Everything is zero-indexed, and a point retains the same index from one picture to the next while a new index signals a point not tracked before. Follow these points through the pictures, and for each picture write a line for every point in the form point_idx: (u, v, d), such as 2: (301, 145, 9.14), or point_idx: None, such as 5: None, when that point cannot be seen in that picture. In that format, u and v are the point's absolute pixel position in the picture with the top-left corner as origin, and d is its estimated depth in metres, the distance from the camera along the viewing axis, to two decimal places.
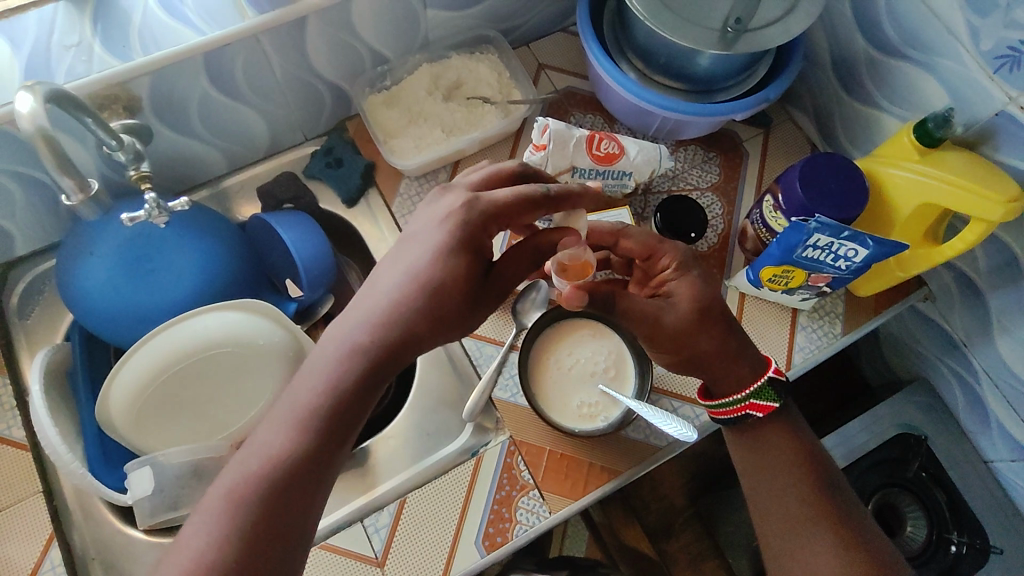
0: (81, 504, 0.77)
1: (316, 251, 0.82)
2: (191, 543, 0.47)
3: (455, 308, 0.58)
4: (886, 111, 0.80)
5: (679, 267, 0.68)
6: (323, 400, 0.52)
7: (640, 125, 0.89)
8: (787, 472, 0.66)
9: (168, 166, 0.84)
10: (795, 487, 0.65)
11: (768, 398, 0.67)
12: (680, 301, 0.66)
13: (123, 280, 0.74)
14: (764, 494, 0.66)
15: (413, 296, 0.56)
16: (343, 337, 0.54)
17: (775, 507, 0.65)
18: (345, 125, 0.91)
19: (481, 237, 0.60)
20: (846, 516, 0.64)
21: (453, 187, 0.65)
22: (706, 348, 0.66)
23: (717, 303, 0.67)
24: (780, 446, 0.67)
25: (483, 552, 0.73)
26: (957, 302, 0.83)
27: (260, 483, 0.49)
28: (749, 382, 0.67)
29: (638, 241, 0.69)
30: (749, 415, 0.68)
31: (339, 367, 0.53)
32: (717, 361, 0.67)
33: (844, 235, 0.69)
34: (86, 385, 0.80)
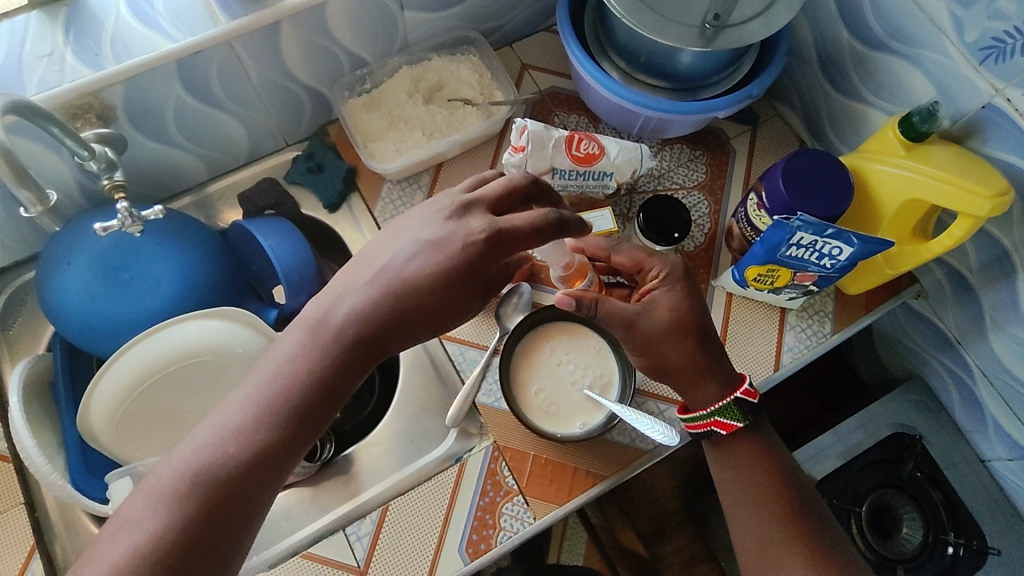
0: (63, 516, 0.76)
1: (297, 257, 0.81)
2: (138, 523, 0.48)
3: (431, 325, 0.58)
4: (872, 105, 0.79)
5: (666, 278, 0.68)
6: (279, 389, 0.53)
7: (624, 125, 0.88)
8: (758, 489, 0.65)
9: (148, 174, 0.83)
10: (765, 490, 0.65)
11: (733, 417, 0.66)
12: (657, 308, 0.67)
13: (100, 288, 0.74)
14: (737, 512, 0.66)
15: (388, 295, 0.56)
16: (310, 346, 0.55)
17: (747, 525, 0.65)
18: (326, 130, 0.91)
19: (480, 264, 0.58)
20: (818, 530, 0.64)
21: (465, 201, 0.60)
22: (676, 359, 0.66)
23: (701, 321, 0.67)
24: (751, 463, 0.66)
25: (467, 560, 0.72)
26: (949, 299, 0.82)
27: (209, 470, 0.50)
28: (715, 400, 0.67)
29: (628, 255, 0.70)
30: (714, 431, 0.67)
31: (297, 360, 0.54)
32: (686, 376, 0.67)
33: (827, 233, 0.67)
34: (68, 395, 0.80)
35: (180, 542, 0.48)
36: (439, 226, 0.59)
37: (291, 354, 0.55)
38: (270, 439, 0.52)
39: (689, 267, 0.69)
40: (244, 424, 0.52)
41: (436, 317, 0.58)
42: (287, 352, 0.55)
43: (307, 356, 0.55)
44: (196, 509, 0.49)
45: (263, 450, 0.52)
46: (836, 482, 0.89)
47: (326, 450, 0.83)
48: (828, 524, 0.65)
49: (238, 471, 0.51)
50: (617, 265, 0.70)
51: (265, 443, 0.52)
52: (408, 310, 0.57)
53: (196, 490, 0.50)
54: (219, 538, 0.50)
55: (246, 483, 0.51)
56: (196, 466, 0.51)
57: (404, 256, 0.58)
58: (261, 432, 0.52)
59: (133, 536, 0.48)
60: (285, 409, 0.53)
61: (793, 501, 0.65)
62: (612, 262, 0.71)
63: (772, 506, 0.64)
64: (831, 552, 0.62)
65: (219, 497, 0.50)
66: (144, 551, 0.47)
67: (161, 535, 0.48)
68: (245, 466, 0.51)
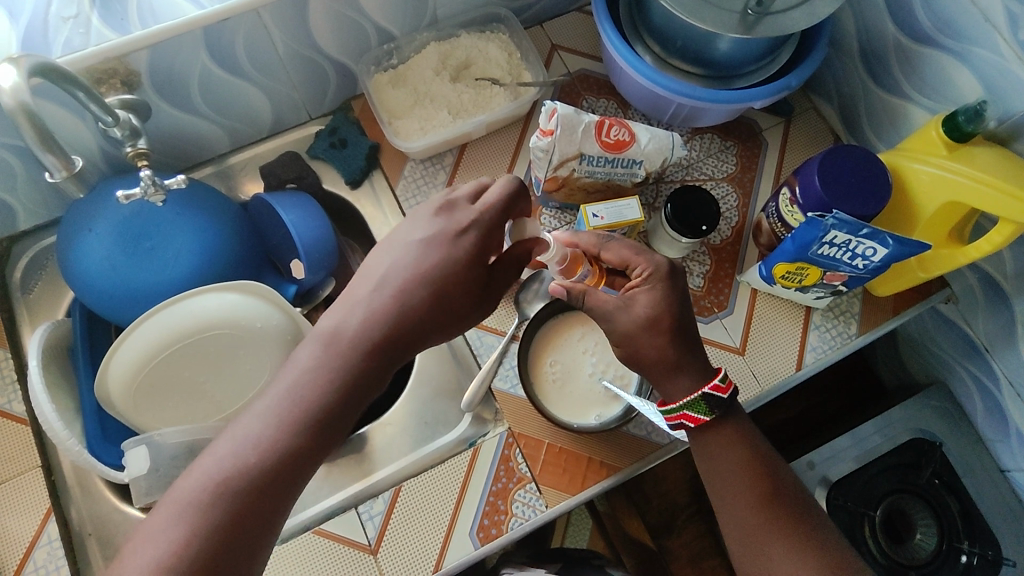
0: (79, 480, 0.77)
1: (318, 234, 0.80)
2: (163, 535, 0.48)
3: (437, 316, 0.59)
4: (913, 101, 0.76)
5: (651, 278, 0.63)
6: (295, 399, 0.53)
7: (654, 111, 0.86)
8: (739, 476, 0.62)
9: (170, 142, 0.82)
10: (754, 489, 0.62)
11: (701, 411, 0.63)
12: (636, 305, 0.62)
13: (120, 257, 0.73)
14: (719, 498, 0.64)
15: (400, 302, 0.57)
16: (328, 343, 0.55)
17: (729, 512, 0.62)
18: (350, 105, 0.89)
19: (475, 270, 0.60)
20: (801, 516, 0.62)
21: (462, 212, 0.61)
22: (649, 350, 0.62)
23: (681, 315, 0.63)
24: (733, 448, 0.63)
25: (477, 544, 0.72)
26: (981, 304, 0.80)
27: (231, 480, 0.50)
28: (683, 394, 0.63)
29: (616, 252, 0.64)
30: (683, 425, 0.64)
31: (311, 370, 0.54)
32: (654, 371, 0.64)
33: (863, 233, 0.66)
34: (87, 360, 0.80)
35: (204, 554, 0.48)
36: (438, 235, 0.60)
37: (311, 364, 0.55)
38: (284, 447, 0.52)
39: (677, 268, 0.64)
40: (266, 439, 0.52)
41: (440, 320, 0.59)
42: (306, 362, 0.55)
43: (320, 367, 0.54)
44: (217, 525, 0.49)
45: (275, 458, 0.52)
46: (851, 483, 0.87)
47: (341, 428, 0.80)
48: (818, 516, 0.63)
49: (255, 480, 0.51)
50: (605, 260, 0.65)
51: (277, 454, 0.52)
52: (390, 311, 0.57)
53: (218, 499, 0.49)
54: (237, 552, 0.49)
55: (269, 494, 0.51)
56: (221, 477, 0.50)
57: (407, 260, 0.59)
58: (277, 443, 0.52)
59: (160, 547, 0.48)
60: (308, 419, 0.53)
61: (778, 489, 0.62)
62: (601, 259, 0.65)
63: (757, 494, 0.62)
64: (818, 540, 0.61)
65: (244, 503, 0.50)
66: (169, 562, 0.47)
67: (184, 548, 0.48)
68: (259, 473, 0.51)
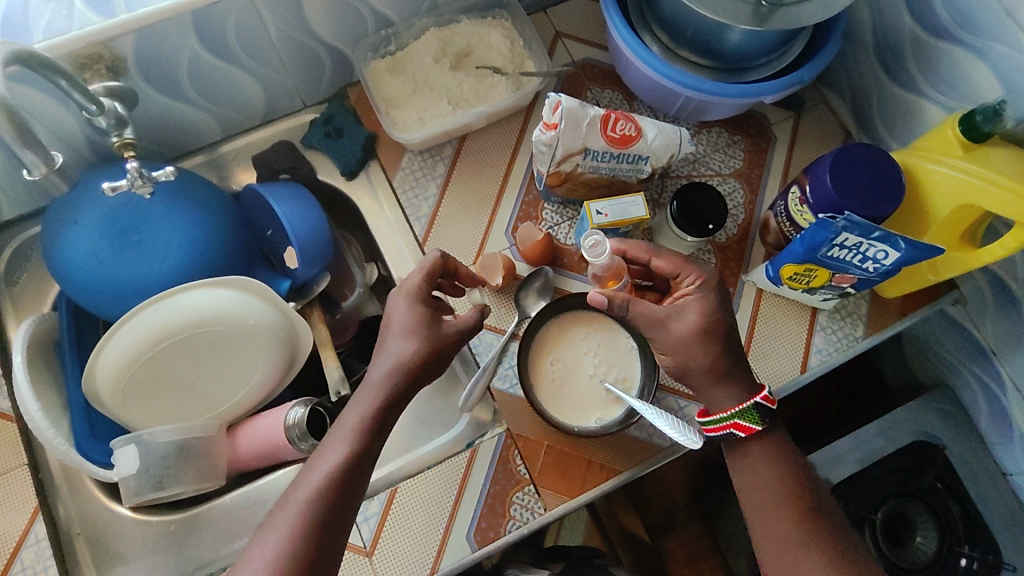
0: (68, 478, 0.75)
1: (313, 226, 0.78)
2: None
3: (445, 352, 0.62)
4: (927, 98, 0.74)
5: (701, 285, 0.64)
6: (370, 416, 0.58)
7: (661, 104, 0.84)
8: (776, 490, 0.60)
9: (159, 130, 0.79)
10: (790, 503, 0.60)
11: (753, 421, 0.61)
12: (687, 313, 0.63)
13: (108, 250, 0.71)
14: (753, 511, 0.62)
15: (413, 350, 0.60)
16: (372, 387, 0.59)
17: (763, 524, 0.61)
18: (346, 93, 0.86)
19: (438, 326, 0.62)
20: (835, 531, 0.59)
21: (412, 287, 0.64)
22: (700, 363, 0.62)
23: (727, 326, 0.63)
24: (768, 463, 0.61)
25: (474, 547, 0.71)
26: (990, 308, 0.78)
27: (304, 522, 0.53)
28: (732, 404, 0.62)
29: (668, 258, 0.65)
30: (732, 434, 0.62)
31: (382, 387, 0.59)
32: (707, 378, 0.63)
33: (874, 235, 0.64)
34: (74, 354, 0.77)
35: None
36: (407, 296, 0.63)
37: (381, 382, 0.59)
38: (363, 460, 0.57)
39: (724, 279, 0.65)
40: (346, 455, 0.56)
41: (437, 362, 0.62)
42: (375, 380, 0.59)
43: (390, 386, 0.59)
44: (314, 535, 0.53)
45: (356, 472, 0.56)
46: (852, 487, 0.86)
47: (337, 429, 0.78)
48: (845, 527, 0.60)
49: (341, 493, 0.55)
50: (655, 268, 0.66)
51: (357, 466, 0.56)
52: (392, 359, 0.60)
53: (312, 510, 0.53)
54: (331, 558, 0.54)
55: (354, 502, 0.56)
56: (311, 492, 0.54)
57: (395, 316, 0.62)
58: (352, 458, 0.56)
59: None
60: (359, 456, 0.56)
61: (804, 500, 0.60)
62: (651, 265, 0.66)
63: (777, 505, 0.60)
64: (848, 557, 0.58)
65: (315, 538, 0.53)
66: None
67: None
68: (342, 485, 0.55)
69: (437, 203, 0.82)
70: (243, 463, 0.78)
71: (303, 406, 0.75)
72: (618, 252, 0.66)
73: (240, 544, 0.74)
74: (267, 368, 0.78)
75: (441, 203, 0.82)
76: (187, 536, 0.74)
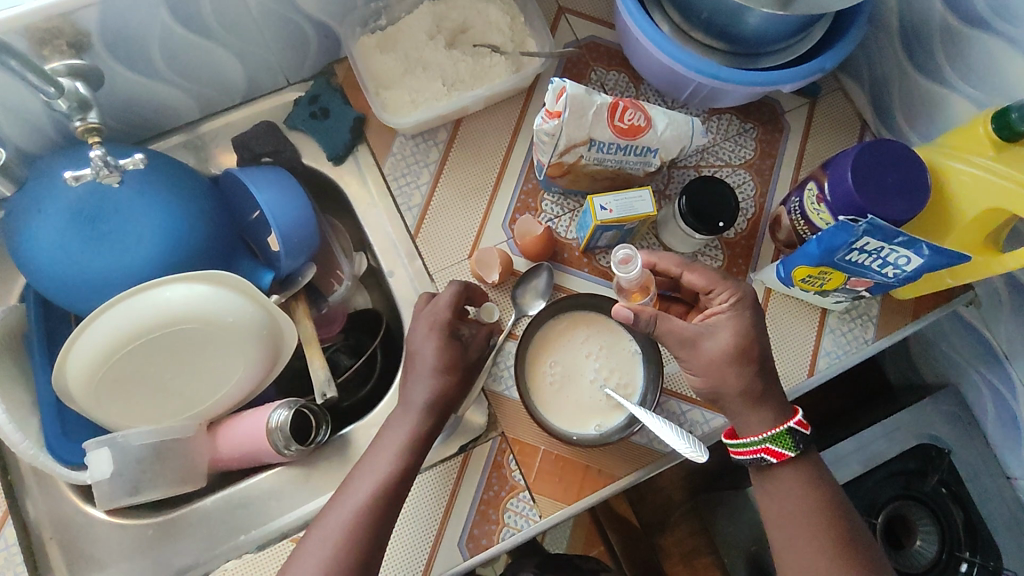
0: (38, 478, 0.72)
1: (297, 215, 0.72)
2: None
3: (468, 377, 0.66)
4: (955, 89, 0.69)
5: (736, 303, 0.62)
6: (407, 444, 0.62)
7: (669, 88, 0.78)
8: (809, 519, 0.60)
9: (130, 110, 0.73)
10: (818, 534, 0.60)
11: (785, 445, 0.61)
12: (720, 332, 0.62)
13: (75, 241, 0.66)
14: (783, 545, 0.61)
15: (444, 384, 0.64)
16: (407, 417, 0.63)
17: (794, 553, 0.60)
18: (334, 70, 0.80)
19: (466, 357, 0.66)
20: (860, 559, 0.59)
21: (442, 316, 0.66)
22: (733, 387, 0.61)
23: (761, 347, 0.62)
24: (796, 495, 0.61)
25: (466, 555, 0.68)
26: (1005, 311, 0.75)
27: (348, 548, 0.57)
28: (769, 425, 0.62)
29: (700, 271, 0.64)
30: (763, 459, 0.62)
31: (421, 417, 0.63)
32: (740, 402, 0.62)
33: (897, 240, 0.60)
34: (44, 348, 0.73)
35: None
36: (434, 325, 0.65)
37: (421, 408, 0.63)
38: (403, 485, 0.61)
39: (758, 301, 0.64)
40: (387, 477, 0.60)
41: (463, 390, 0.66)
42: (413, 410, 0.63)
43: (428, 418, 0.63)
44: (361, 548, 0.57)
45: (396, 491, 0.60)
46: (853, 490, 0.84)
47: (321, 433, 0.73)
48: (858, 540, 0.60)
49: (386, 511, 0.59)
50: (687, 282, 0.65)
51: (397, 487, 0.61)
52: (426, 392, 0.63)
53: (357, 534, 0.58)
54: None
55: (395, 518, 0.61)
56: (352, 518, 0.58)
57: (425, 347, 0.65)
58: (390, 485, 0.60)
59: None
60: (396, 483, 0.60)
61: (817, 513, 0.60)
62: (683, 279, 0.65)
63: (793, 520, 0.61)
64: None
65: (358, 563, 0.57)
66: None
67: None
68: (386, 503, 0.59)
69: (430, 192, 0.77)
70: (223, 463, 0.75)
71: (287, 408, 0.71)
72: (647, 264, 0.65)
73: (221, 549, 0.71)
74: (250, 367, 0.73)
75: (434, 192, 0.77)
76: (165, 541, 0.71)
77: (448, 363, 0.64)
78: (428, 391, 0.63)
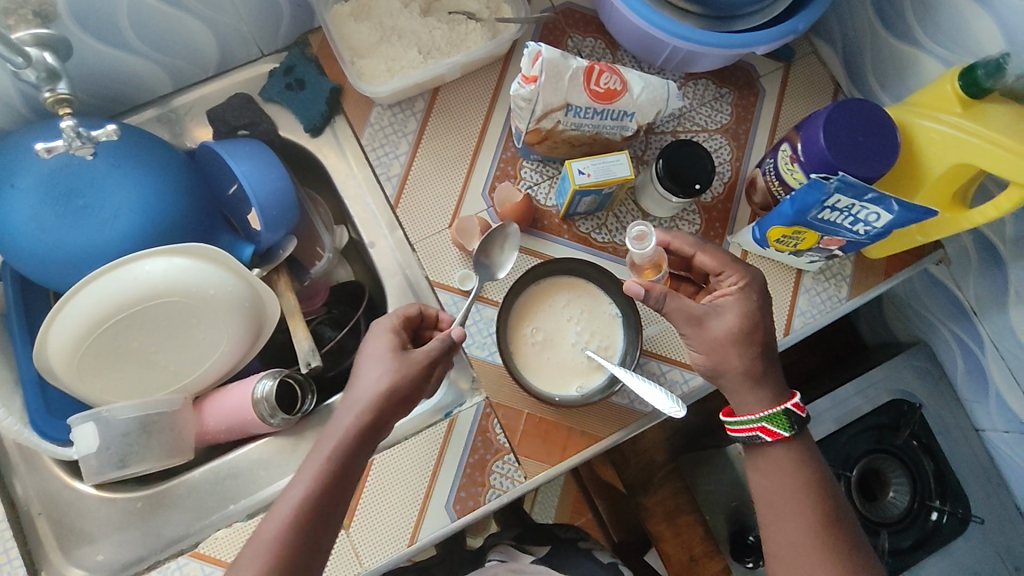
0: (25, 456, 0.72)
1: (274, 186, 0.72)
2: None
3: (414, 378, 0.60)
4: (925, 50, 0.70)
5: (743, 287, 0.64)
6: (357, 428, 0.58)
7: (646, 53, 0.79)
8: (787, 473, 0.62)
9: (100, 83, 0.72)
10: (797, 488, 0.62)
11: (780, 425, 0.63)
12: (722, 306, 0.63)
13: (50, 216, 0.65)
14: (764, 499, 0.63)
15: (394, 371, 0.59)
16: (357, 401, 0.59)
17: (773, 506, 0.63)
18: (308, 40, 0.79)
19: (411, 355, 0.61)
20: (835, 507, 0.62)
21: (388, 321, 0.64)
22: (734, 367, 0.63)
23: (756, 316, 0.64)
24: (774, 450, 0.63)
25: (454, 516, 0.70)
26: (974, 267, 0.77)
27: (287, 531, 0.54)
28: (764, 406, 0.63)
29: (714, 254, 0.66)
30: (757, 437, 0.63)
31: (370, 402, 0.58)
32: (717, 361, 0.63)
33: (868, 197, 0.61)
34: (23, 328, 0.73)
35: None
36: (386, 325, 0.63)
37: (370, 398, 0.58)
38: (348, 472, 0.57)
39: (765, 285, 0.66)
40: (340, 455, 0.57)
41: (416, 383, 0.60)
42: (362, 395, 0.59)
43: (378, 403, 0.58)
44: (307, 518, 0.55)
45: (347, 469, 0.57)
46: (830, 445, 0.86)
47: (308, 402, 0.74)
48: (833, 490, 0.63)
49: (335, 483, 0.56)
50: (700, 263, 0.67)
51: (343, 473, 0.57)
52: (372, 379, 0.59)
53: (296, 517, 0.55)
54: (318, 556, 0.56)
55: (356, 477, 0.58)
56: (295, 502, 0.55)
57: (379, 344, 0.61)
58: (334, 469, 0.57)
59: None
60: (339, 467, 0.57)
61: (793, 466, 0.63)
62: (696, 259, 0.67)
63: (771, 473, 0.63)
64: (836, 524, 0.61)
65: (295, 545, 0.54)
66: None
67: None
68: (329, 488, 0.56)
69: (409, 162, 0.77)
70: (210, 436, 0.75)
71: (272, 378, 0.71)
72: (663, 243, 0.67)
73: (211, 519, 0.72)
74: (232, 340, 0.73)
75: (413, 162, 0.77)
76: (154, 513, 0.71)
77: (396, 355, 0.60)
78: (373, 386, 0.59)
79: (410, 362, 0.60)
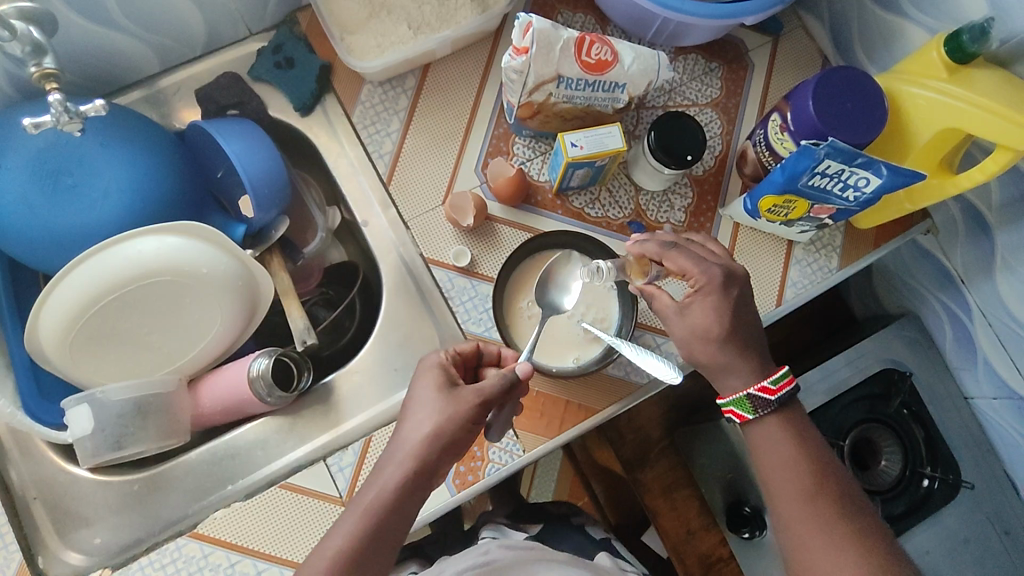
0: (19, 441, 0.71)
1: (266, 165, 0.71)
2: None
3: (466, 419, 0.56)
4: (911, 19, 0.71)
5: (705, 291, 0.64)
6: (404, 475, 0.55)
7: (636, 28, 0.79)
8: (783, 438, 0.63)
9: (86, 63, 0.72)
10: (793, 452, 0.62)
11: (746, 409, 0.64)
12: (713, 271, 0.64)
13: (39, 196, 0.65)
14: (759, 465, 0.64)
15: (444, 412, 0.56)
16: (403, 444, 0.56)
17: (768, 471, 0.63)
18: (296, 19, 0.79)
19: (463, 394, 0.57)
20: (831, 470, 0.62)
21: (439, 359, 0.61)
22: (722, 326, 0.64)
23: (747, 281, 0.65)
24: (770, 416, 0.63)
25: (453, 491, 0.70)
26: (961, 234, 0.79)
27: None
28: (729, 391, 0.65)
29: (677, 260, 0.65)
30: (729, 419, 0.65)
31: (416, 446, 0.55)
32: (712, 327, 0.64)
33: (857, 161, 0.62)
34: (13, 312, 0.72)
35: None
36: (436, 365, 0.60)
37: (417, 440, 0.55)
38: (393, 525, 0.54)
39: (733, 272, 0.65)
40: (378, 499, 0.54)
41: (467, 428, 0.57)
42: (410, 440, 0.56)
43: (424, 445, 0.55)
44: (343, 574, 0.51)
45: (388, 519, 0.54)
46: (822, 416, 0.88)
47: (304, 380, 0.74)
48: (828, 453, 0.63)
49: (376, 535, 0.53)
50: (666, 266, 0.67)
51: (385, 522, 0.53)
52: (418, 421, 0.56)
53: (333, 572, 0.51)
54: None
55: (398, 531, 0.54)
56: (334, 553, 0.52)
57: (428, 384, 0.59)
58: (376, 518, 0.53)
59: None
60: (380, 516, 0.53)
61: (788, 431, 0.63)
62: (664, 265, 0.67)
63: (767, 438, 0.63)
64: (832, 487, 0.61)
65: None
66: None
67: None
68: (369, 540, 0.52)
69: (401, 139, 0.77)
70: (206, 418, 0.75)
71: (267, 356, 0.71)
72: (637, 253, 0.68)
73: (209, 500, 0.72)
74: (226, 320, 0.73)
75: (405, 139, 0.77)
76: (152, 495, 0.71)
77: (447, 395, 0.57)
78: (419, 429, 0.56)
79: (460, 400, 0.57)
